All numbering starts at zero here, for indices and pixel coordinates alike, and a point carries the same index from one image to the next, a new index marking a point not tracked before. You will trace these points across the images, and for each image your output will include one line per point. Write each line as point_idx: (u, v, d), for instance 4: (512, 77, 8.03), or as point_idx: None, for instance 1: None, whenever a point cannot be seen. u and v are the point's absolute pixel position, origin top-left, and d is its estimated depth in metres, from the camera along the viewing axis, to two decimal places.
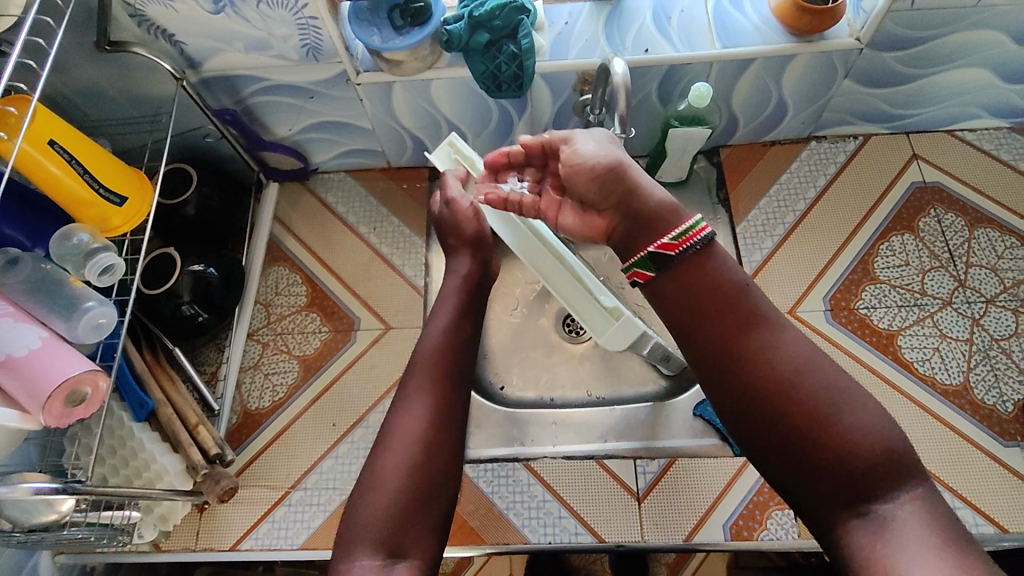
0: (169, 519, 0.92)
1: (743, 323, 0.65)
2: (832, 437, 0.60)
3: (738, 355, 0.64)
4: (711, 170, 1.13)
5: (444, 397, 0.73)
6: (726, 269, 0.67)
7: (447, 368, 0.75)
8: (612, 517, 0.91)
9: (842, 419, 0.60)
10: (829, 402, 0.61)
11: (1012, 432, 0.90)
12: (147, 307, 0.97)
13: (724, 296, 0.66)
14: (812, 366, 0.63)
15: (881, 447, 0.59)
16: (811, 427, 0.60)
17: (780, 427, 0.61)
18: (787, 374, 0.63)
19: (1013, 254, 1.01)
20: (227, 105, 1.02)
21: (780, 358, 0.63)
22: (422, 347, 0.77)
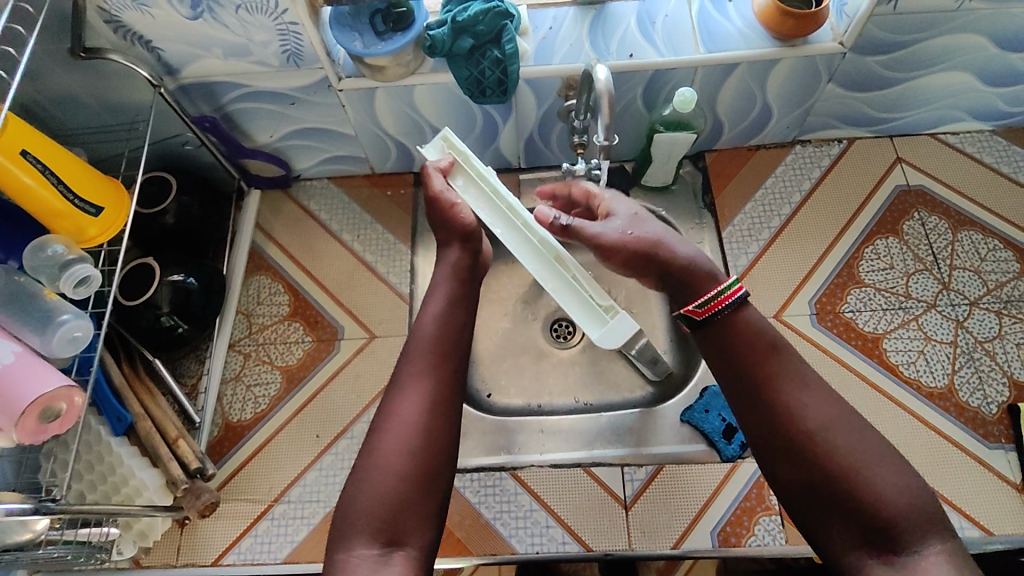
0: (148, 535, 0.90)
1: (773, 374, 0.63)
2: (865, 491, 0.56)
3: (764, 403, 0.63)
4: (696, 175, 1.13)
5: (445, 380, 0.67)
6: (761, 325, 0.66)
7: (447, 351, 0.69)
8: (600, 525, 0.91)
9: (878, 474, 0.57)
10: (863, 457, 0.58)
11: (996, 434, 0.90)
12: (125, 319, 0.95)
13: (750, 344, 0.65)
14: (846, 419, 0.60)
15: (917, 507, 0.55)
16: (843, 479, 0.57)
17: (809, 477, 0.59)
18: (817, 425, 0.60)
19: (996, 257, 1.01)
20: (206, 113, 1.00)
21: (806, 407, 0.61)
22: (421, 327, 0.70)
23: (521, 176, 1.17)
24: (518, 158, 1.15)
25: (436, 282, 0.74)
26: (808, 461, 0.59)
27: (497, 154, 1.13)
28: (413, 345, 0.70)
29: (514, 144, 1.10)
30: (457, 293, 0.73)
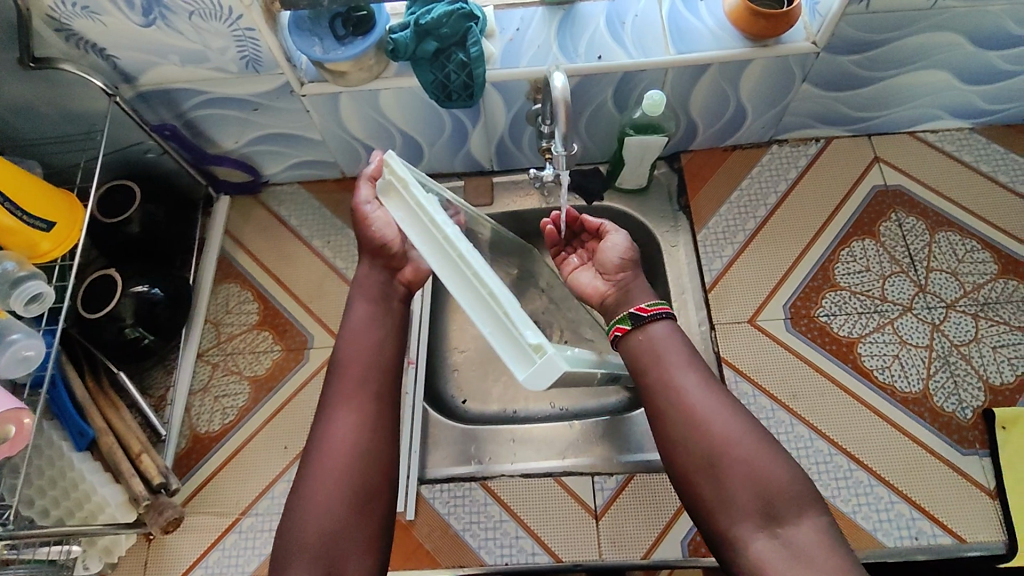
0: (113, 551, 0.90)
1: (673, 366, 0.71)
2: (746, 468, 0.63)
3: (664, 392, 0.69)
4: (671, 176, 1.11)
5: (372, 401, 0.71)
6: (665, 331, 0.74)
7: (371, 371, 0.73)
8: (570, 536, 0.89)
9: (756, 459, 0.64)
10: (743, 443, 0.65)
11: (971, 440, 0.89)
12: (88, 332, 0.93)
13: (656, 343, 0.73)
14: (731, 406, 0.68)
15: (790, 489, 0.63)
16: (728, 456, 0.64)
17: (700, 458, 0.65)
18: (708, 412, 0.67)
19: (973, 258, 1.00)
20: (167, 120, 0.98)
21: (699, 396, 0.68)
22: (344, 353, 0.74)
23: (495, 178, 1.15)
24: (490, 161, 1.13)
25: (354, 305, 0.78)
26: (701, 444, 0.65)
27: (469, 157, 1.11)
28: (337, 371, 0.73)
29: (485, 147, 1.08)
30: (375, 314, 0.77)
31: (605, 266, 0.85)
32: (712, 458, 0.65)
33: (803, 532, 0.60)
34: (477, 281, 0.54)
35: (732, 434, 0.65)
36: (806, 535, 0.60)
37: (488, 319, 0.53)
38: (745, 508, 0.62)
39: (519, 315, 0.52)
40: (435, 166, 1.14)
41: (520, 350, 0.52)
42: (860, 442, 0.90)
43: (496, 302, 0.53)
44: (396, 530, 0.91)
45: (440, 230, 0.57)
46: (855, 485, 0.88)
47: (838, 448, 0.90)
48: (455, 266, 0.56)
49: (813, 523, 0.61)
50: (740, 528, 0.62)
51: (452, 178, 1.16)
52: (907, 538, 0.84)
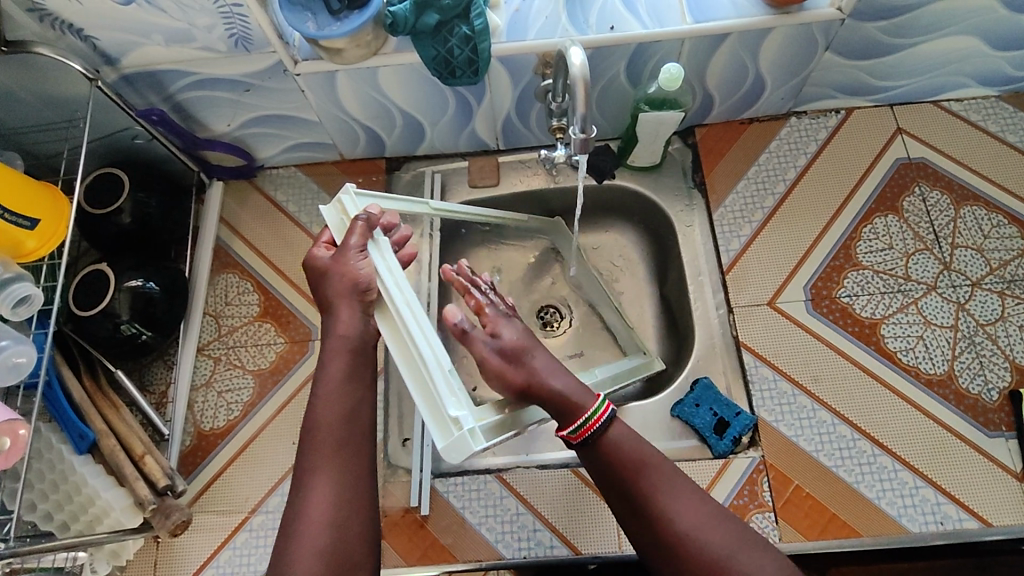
0: (121, 554, 0.87)
1: (660, 494, 0.65)
2: (738, 572, 0.61)
3: (659, 540, 0.64)
4: (686, 152, 1.06)
5: (352, 468, 0.63)
6: (631, 445, 0.67)
7: (349, 432, 0.64)
8: (589, 527, 0.87)
9: (742, 559, 0.62)
10: (731, 546, 0.62)
11: (997, 422, 0.87)
12: (82, 330, 0.89)
13: (652, 490, 0.65)
14: (714, 514, 0.64)
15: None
16: (720, 569, 0.61)
17: None
18: (690, 528, 0.63)
19: (1000, 234, 0.96)
20: (155, 103, 0.92)
21: (680, 512, 0.64)
22: (316, 412, 0.65)
23: (500, 157, 1.10)
24: (496, 140, 1.07)
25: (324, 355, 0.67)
26: (693, 562, 0.62)
27: (473, 136, 1.06)
28: (309, 436, 0.64)
29: (491, 125, 1.03)
30: (348, 370, 0.66)
31: (492, 365, 0.66)
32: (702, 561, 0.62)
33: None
34: (414, 356, 0.61)
35: (711, 533, 0.63)
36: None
37: (418, 384, 0.61)
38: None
39: (443, 394, 0.59)
40: (437, 147, 1.09)
41: (441, 421, 0.59)
42: (884, 426, 0.88)
43: (428, 373, 0.60)
44: (411, 525, 0.89)
45: (396, 292, 0.64)
46: (879, 470, 0.86)
47: (862, 433, 0.88)
48: (399, 335, 0.63)
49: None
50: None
51: (455, 159, 1.11)
52: (932, 523, 0.83)
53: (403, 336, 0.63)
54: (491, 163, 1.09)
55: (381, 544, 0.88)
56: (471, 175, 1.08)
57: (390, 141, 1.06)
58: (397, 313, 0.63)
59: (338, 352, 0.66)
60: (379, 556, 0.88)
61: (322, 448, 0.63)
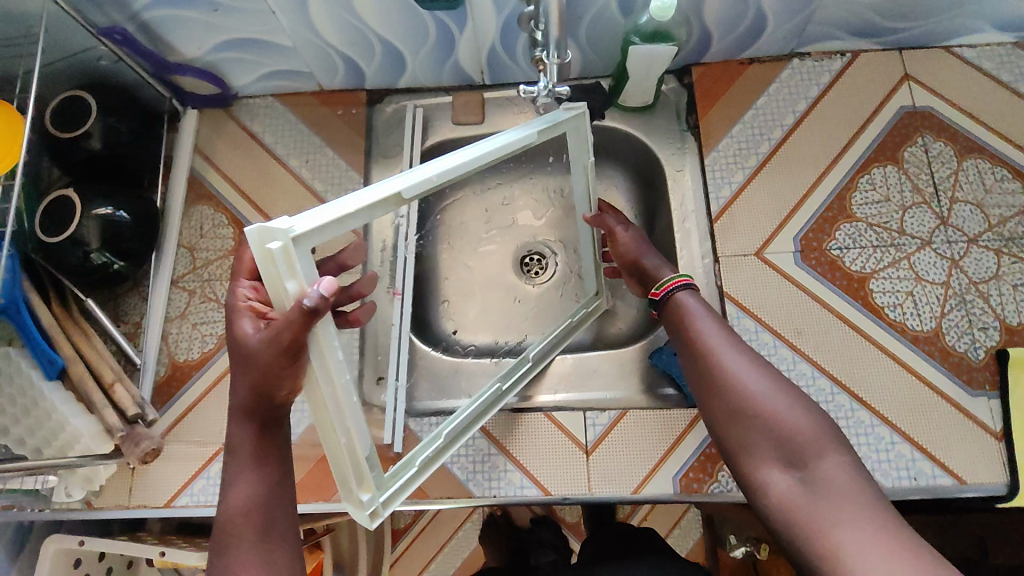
0: (94, 480, 0.88)
1: (715, 338, 0.67)
2: (776, 415, 0.60)
3: (706, 372, 0.65)
4: (680, 92, 1.02)
5: (278, 550, 0.58)
6: (695, 309, 0.72)
7: (272, 514, 0.60)
8: (560, 470, 0.87)
9: (782, 406, 0.60)
10: (771, 391, 0.62)
11: (981, 381, 0.85)
12: (50, 257, 0.88)
13: (708, 330, 0.69)
14: (763, 364, 0.65)
15: (816, 433, 0.58)
16: (752, 406, 0.61)
17: (727, 410, 0.63)
18: (736, 367, 0.64)
19: (1002, 189, 0.92)
20: (118, 21, 0.86)
21: (732, 358, 0.65)
22: (228, 506, 0.59)
23: (485, 94, 1.06)
24: (481, 74, 1.03)
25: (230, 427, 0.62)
26: (727, 394, 0.63)
27: (457, 68, 1.01)
28: (225, 530, 0.58)
29: (476, 58, 0.98)
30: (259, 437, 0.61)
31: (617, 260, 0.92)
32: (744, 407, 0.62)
33: (833, 470, 0.55)
34: (336, 445, 0.59)
35: (763, 385, 0.62)
36: (835, 474, 0.55)
37: (337, 461, 0.61)
38: (772, 460, 0.58)
39: (356, 485, 0.62)
40: (420, 80, 1.04)
41: (355, 501, 0.63)
42: (864, 381, 0.86)
43: (349, 453, 0.61)
44: None
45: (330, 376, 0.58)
46: (856, 424, 0.84)
47: (841, 386, 0.86)
48: (324, 422, 0.59)
49: (839, 461, 0.56)
50: (767, 474, 0.58)
51: (440, 93, 1.06)
52: (905, 479, 0.82)
53: (330, 423, 0.59)
54: (477, 99, 1.05)
55: None
56: (454, 111, 1.04)
57: (370, 71, 1.01)
58: (326, 402, 0.58)
59: (241, 423, 0.61)
60: None
61: (233, 525, 0.58)
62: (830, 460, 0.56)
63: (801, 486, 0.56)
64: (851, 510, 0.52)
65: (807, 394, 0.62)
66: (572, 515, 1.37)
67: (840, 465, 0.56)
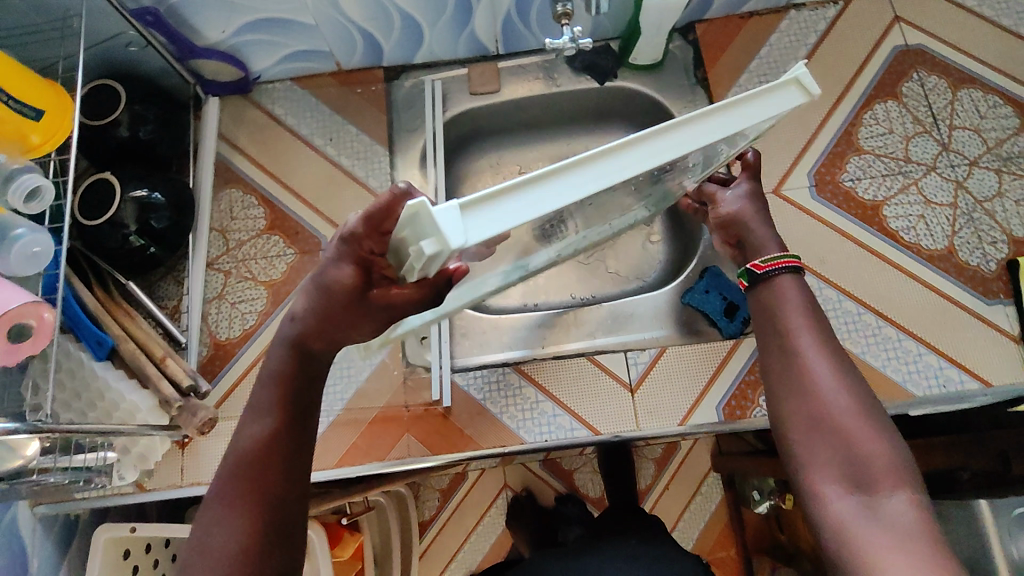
0: (148, 457, 0.89)
1: (804, 332, 0.60)
2: (854, 437, 0.54)
3: (787, 371, 0.59)
4: (687, 49, 1.06)
5: (274, 509, 0.53)
6: (794, 297, 0.63)
7: (280, 470, 0.55)
8: (608, 410, 0.89)
9: (862, 430, 0.54)
10: (855, 408, 0.55)
11: (996, 291, 0.90)
12: (90, 240, 0.88)
13: (802, 328, 0.61)
14: (853, 377, 0.57)
15: (893, 463, 0.52)
16: (829, 419, 0.55)
17: (804, 415, 0.56)
18: (822, 373, 0.57)
19: (996, 113, 0.98)
20: (147, 5, 0.88)
21: (821, 362, 0.58)
22: (240, 440, 0.55)
23: (499, 64, 1.10)
24: (495, 43, 1.07)
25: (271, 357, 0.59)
26: (806, 401, 0.57)
27: (472, 39, 1.05)
28: (230, 465, 0.54)
29: (491, 26, 1.02)
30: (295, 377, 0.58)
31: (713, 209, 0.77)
32: (816, 413, 0.56)
33: (901, 505, 0.50)
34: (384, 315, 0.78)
35: (839, 398, 0.56)
36: (898, 510, 0.50)
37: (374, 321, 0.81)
38: (835, 480, 0.53)
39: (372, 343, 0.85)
40: (435, 54, 1.08)
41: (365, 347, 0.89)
42: (888, 301, 0.90)
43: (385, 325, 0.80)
44: (435, 418, 0.91)
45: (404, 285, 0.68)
46: (884, 340, 0.89)
47: (867, 307, 0.90)
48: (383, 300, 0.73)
49: (909, 496, 0.50)
50: (828, 491, 0.53)
51: (455, 66, 1.10)
52: (935, 386, 0.86)
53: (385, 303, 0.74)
54: (492, 69, 1.09)
55: (406, 437, 0.91)
56: (472, 81, 1.08)
57: (388, 47, 1.05)
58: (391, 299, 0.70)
59: (284, 354, 0.58)
60: (404, 448, 0.90)
61: (242, 470, 0.53)
62: (905, 498, 0.50)
63: (861, 512, 0.51)
64: (907, 551, 0.47)
65: (887, 420, 0.55)
66: (594, 488, 1.29)
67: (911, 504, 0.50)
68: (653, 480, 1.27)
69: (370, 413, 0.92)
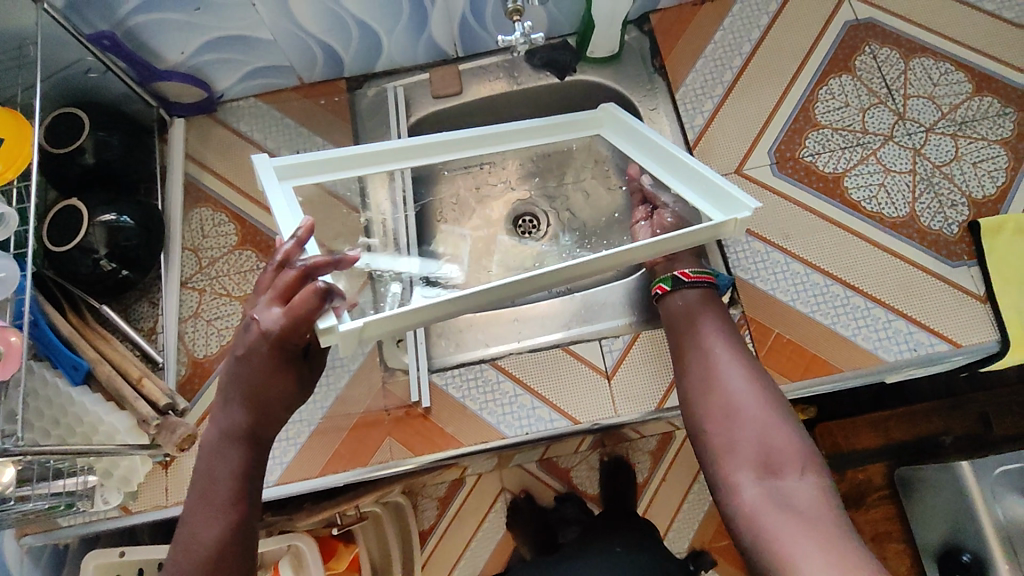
0: (131, 479, 0.89)
1: (717, 343, 0.78)
2: (762, 429, 0.71)
3: (702, 372, 0.77)
4: (642, 39, 1.08)
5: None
6: (708, 311, 0.81)
7: (224, 549, 0.67)
8: (586, 398, 0.90)
9: (771, 427, 0.71)
10: (760, 407, 0.72)
11: (960, 253, 0.91)
12: (62, 268, 0.89)
13: (714, 335, 0.79)
14: (757, 377, 0.75)
15: (792, 453, 0.69)
16: (740, 415, 0.72)
17: (721, 410, 0.74)
18: (732, 376, 0.75)
19: (948, 80, 0.99)
20: (104, 29, 0.90)
21: (732, 370, 0.76)
22: (194, 523, 0.68)
23: (460, 66, 1.11)
24: (454, 46, 1.08)
25: (203, 456, 0.72)
26: (721, 398, 0.74)
27: (431, 43, 1.06)
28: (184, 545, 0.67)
29: (448, 30, 1.04)
30: (248, 465, 0.71)
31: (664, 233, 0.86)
32: (729, 412, 0.73)
33: (802, 488, 0.66)
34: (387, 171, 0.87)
35: (751, 401, 0.73)
36: (802, 491, 0.66)
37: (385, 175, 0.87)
38: (747, 468, 0.69)
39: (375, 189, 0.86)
40: (396, 61, 1.09)
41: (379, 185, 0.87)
42: (855, 270, 0.91)
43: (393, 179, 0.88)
44: (416, 419, 0.92)
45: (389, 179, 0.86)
46: (853, 309, 0.90)
47: (834, 278, 0.91)
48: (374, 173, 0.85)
49: (810, 481, 0.67)
50: (742, 477, 0.69)
51: (416, 72, 1.11)
52: (906, 351, 0.87)
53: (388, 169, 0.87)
54: (453, 72, 1.10)
55: (388, 441, 0.91)
56: (434, 85, 1.09)
57: (347, 57, 1.06)
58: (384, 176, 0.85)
59: (225, 449, 0.71)
60: (387, 452, 0.90)
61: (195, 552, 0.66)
62: (805, 481, 0.67)
63: (769, 493, 0.67)
64: (816, 534, 0.61)
65: (792, 414, 0.73)
66: (592, 485, 1.22)
67: (805, 482, 0.67)
68: (651, 473, 1.22)
69: (351, 419, 0.92)
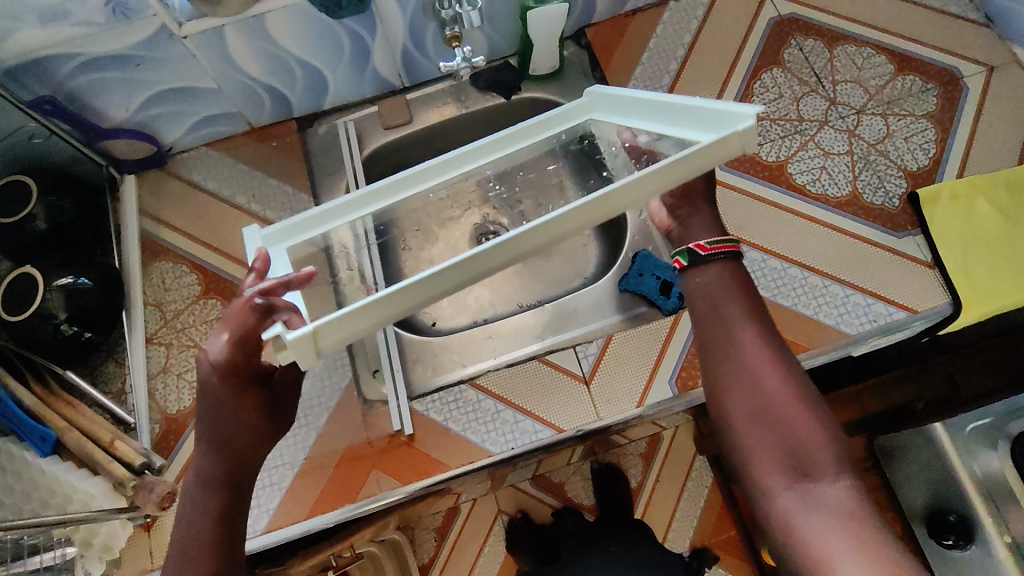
0: (112, 547, 0.84)
1: (745, 334, 0.59)
2: (796, 425, 0.55)
3: (730, 369, 0.59)
4: (581, 53, 1.11)
5: None
6: (733, 290, 0.61)
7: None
8: (567, 405, 0.91)
9: (804, 418, 0.56)
10: (791, 397, 0.56)
11: (903, 224, 0.95)
12: (21, 338, 0.87)
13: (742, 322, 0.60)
14: (793, 368, 0.58)
15: (828, 446, 0.54)
16: (774, 411, 0.56)
17: (750, 412, 0.57)
18: (763, 366, 0.58)
19: (871, 64, 1.05)
20: (44, 94, 0.90)
21: (763, 361, 0.58)
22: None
23: (408, 96, 1.13)
24: (399, 77, 1.10)
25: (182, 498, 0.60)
26: (750, 394, 0.57)
27: (376, 76, 1.08)
28: None
29: (391, 62, 1.06)
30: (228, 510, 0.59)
31: None
32: (759, 411, 0.56)
33: (839, 488, 0.52)
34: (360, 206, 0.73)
35: (779, 393, 0.56)
36: (840, 490, 0.53)
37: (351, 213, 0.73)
38: (778, 470, 0.54)
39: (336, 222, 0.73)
40: (344, 97, 1.11)
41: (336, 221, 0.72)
42: (809, 251, 0.95)
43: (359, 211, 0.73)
44: (400, 448, 0.91)
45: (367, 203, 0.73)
46: (812, 289, 0.93)
47: (790, 261, 0.94)
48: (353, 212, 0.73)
49: (849, 481, 0.53)
50: (773, 480, 0.54)
51: (365, 106, 1.13)
52: (867, 323, 0.90)
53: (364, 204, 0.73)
54: (401, 102, 1.12)
55: (374, 473, 0.90)
56: (383, 116, 1.11)
57: (294, 98, 1.07)
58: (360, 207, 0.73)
59: (203, 490, 0.59)
60: (374, 485, 0.90)
61: None
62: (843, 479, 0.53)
63: (802, 496, 0.53)
64: (848, 529, 0.50)
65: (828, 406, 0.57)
66: (587, 496, 1.21)
67: (846, 484, 0.53)
68: (643, 477, 1.21)
69: (335, 456, 0.91)
